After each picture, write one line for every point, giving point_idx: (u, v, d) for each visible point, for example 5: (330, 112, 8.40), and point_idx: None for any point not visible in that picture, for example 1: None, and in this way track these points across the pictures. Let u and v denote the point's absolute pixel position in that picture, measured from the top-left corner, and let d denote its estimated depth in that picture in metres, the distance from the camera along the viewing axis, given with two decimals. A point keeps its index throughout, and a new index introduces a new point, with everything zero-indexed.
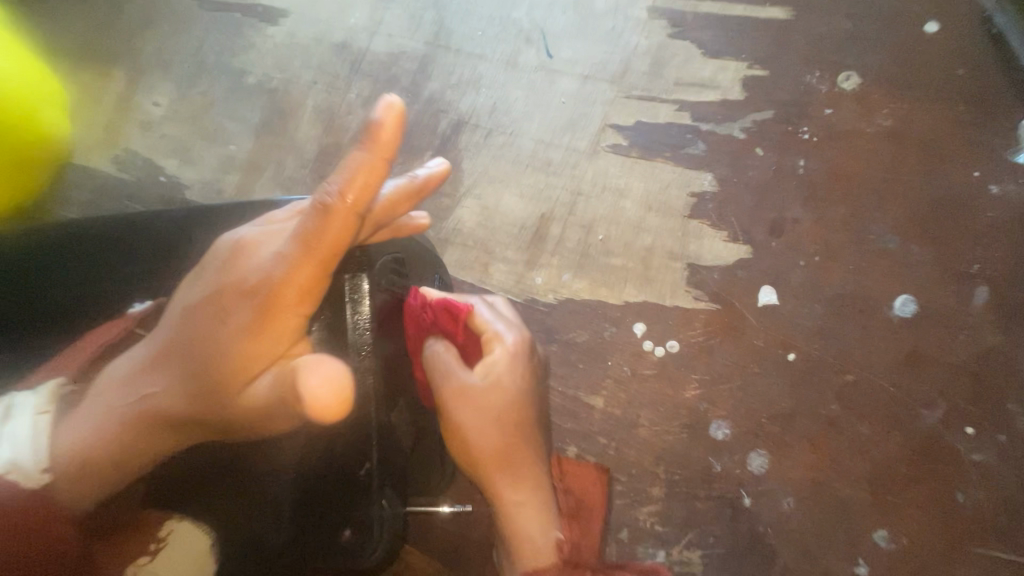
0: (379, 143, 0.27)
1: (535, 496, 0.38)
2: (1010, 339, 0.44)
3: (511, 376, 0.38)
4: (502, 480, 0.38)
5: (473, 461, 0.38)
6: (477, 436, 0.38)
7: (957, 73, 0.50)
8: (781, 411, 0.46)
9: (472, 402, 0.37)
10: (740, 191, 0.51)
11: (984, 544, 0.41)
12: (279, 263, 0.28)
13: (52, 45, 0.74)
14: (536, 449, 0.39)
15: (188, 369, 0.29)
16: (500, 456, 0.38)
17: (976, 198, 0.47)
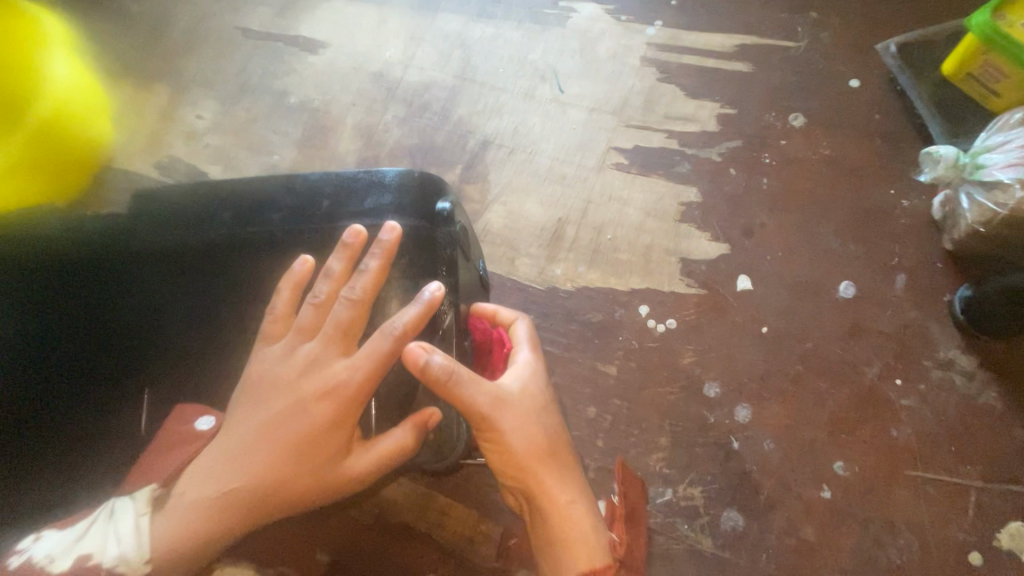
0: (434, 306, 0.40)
1: (580, 500, 0.43)
2: (924, 314, 0.58)
3: (540, 374, 0.45)
4: (546, 482, 0.42)
5: (517, 466, 0.41)
6: (518, 441, 0.41)
7: (875, 116, 0.65)
8: (758, 372, 0.58)
9: (510, 412, 0.42)
10: (718, 202, 0.64)
11: (914, 469, 0.54)
12: (366, 374, 0.39)
13: (103, 66, 0.82)
14: (571, 454, 0.44)
15: (285, 461, 0.38)
16: (540, 458, 0.42)
17: (893, 208, 0.62)
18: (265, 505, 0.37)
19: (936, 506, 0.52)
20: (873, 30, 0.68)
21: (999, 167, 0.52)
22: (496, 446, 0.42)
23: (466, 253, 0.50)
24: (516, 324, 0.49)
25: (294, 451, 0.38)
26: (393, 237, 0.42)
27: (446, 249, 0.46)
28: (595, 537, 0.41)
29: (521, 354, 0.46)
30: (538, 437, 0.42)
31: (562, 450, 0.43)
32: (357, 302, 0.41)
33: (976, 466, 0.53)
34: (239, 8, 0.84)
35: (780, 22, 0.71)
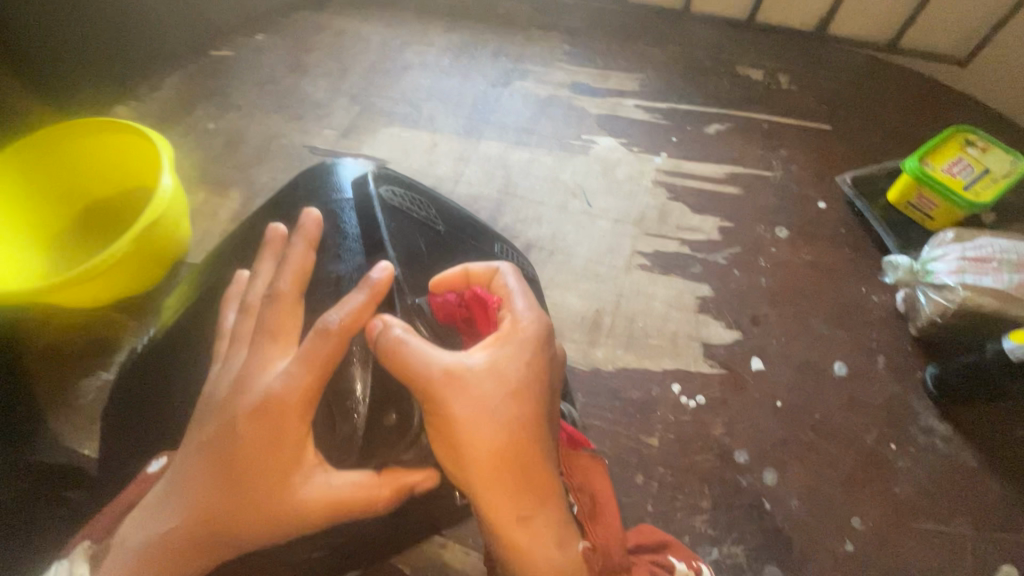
0: (378, 288, 0.47)
1: (541, 499, 0.46)
2: (905, 388, 0.70)
3: (511, 354, 0.48)
4: (504, 474, 0.46)
5: (473, 455, 0.46)
6: (474, 427, 0.46)
7: (841, 230, 0.82)
8: (778, 440, 0.68)
9: (469, 395, 0.46)
10: (728, 296, 0.78)
11: (918, 521, 0.63)
12: (300, 380, 0.45)
13: (187, 176, 0.94)
14: (540, 446, 0.47)
15: (221, 486, 0.45)
16: (499, 446, 0.46)
17: (867, 303, 0.76)
18: (208, 529, 0.45)
19: (941, 553, 0.61)
20: (832, 165, 0.88)
21: (945, 272, 0.68)
22: (449, 428, 0.46)
23: (411, 214, 0.66)
24: (504, 288, 0.53)
25: (229, 482, 0.45)
26: (315, 218, 0.54)
27: (381, 210, 0.63)
28: (553, 542, 0.46)
29: (504, 330, 0.50)
30: (496, 442, 0.46)
31: (526, 448, 0.46)
32: (281, 294, 0.49)
33: (965, 517, 0.63)
34: (306, 129, 0.99)
35: (758, 157, 0.90)
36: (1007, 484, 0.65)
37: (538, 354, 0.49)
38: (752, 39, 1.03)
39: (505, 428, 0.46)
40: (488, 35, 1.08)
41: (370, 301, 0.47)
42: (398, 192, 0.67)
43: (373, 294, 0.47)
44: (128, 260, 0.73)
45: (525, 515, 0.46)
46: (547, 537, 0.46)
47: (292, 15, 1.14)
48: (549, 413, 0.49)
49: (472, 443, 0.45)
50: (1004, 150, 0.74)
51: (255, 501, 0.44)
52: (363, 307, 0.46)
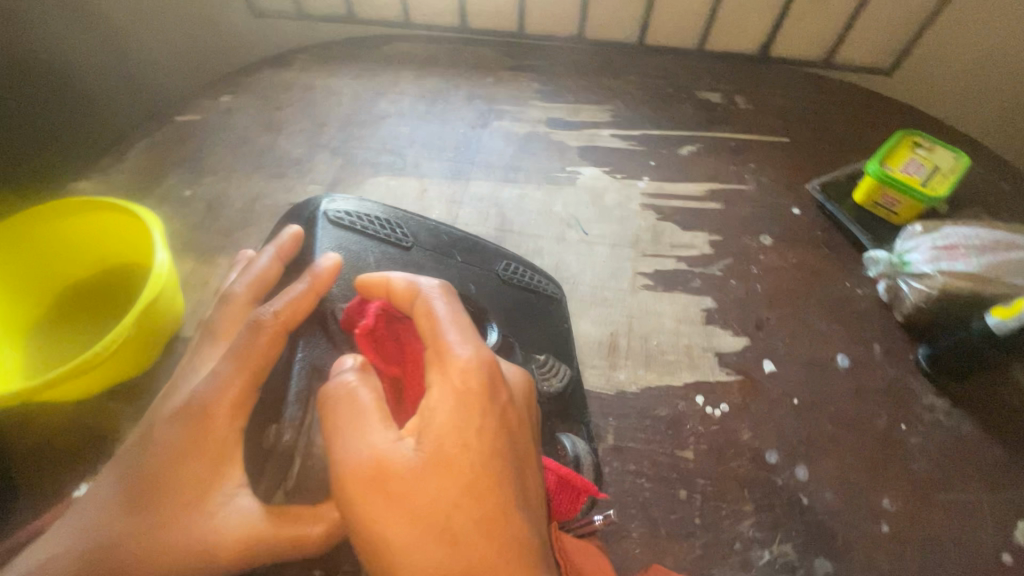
0: (319, 281, 0.58)
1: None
2: (903, 371, 0.76)
3: (453, 434, 0.47)
4: (447, 563, 0.43)
5: (412, 548, 0.44)
6: (411, 514, 0.45)
7: (817, 232, 0.88)
8: (802, 436, 0.72)
9: (403, 480, 0.45)
10: (729, 305, 0.82)
11: (940, 494, 0.68)
12: (223, 382, 0.53)
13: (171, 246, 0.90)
14: (486, 523, 0.45)
15: (145, 484, 0.51)
16: (438, 532, 0.44)
17: (855, 296, 0.82)
18: (124, 518, 0.50)
19: (966, 520, 0.66)
20: (799, 174, 0.95)
21: (922, 262, 0.75)
22: (384, 520, 0.45)
23: (367, 232, 0.70)
24: (432, 324, 0.52)
25: (155, 477, 0.51)
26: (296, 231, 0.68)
27: (324, 230, 0.68)
28: None
29: (436, 388, 0.49)
30: (447, 551, 0.44)
31: (484, 552, 0.44)
32: (235, 293, 0.64)
33: (978, 482, 0.68)
34: (289, 186, 0.97)
35: (731, 172, 0.97)
36: (1008, 446, 0.70)
37: (482, 432, 0.48)
38: (706, 64, 1.11)
39: (443, 511, 0.45)
40: (460, 80, 1.11)
41: (309, 291, 0.58)
42: (353, 210, 0.71)
43: (318, 289, 0.59)
44: (126, 342, 0.69)
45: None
46: None
47: (257, 74, 1.13)
48: (496, 483, 0.46)
49: (409, 534, 0.44)
50: (948, 148, 0.83)
51: (143, 534, 0.50)
52: (303, 292, 0.58)
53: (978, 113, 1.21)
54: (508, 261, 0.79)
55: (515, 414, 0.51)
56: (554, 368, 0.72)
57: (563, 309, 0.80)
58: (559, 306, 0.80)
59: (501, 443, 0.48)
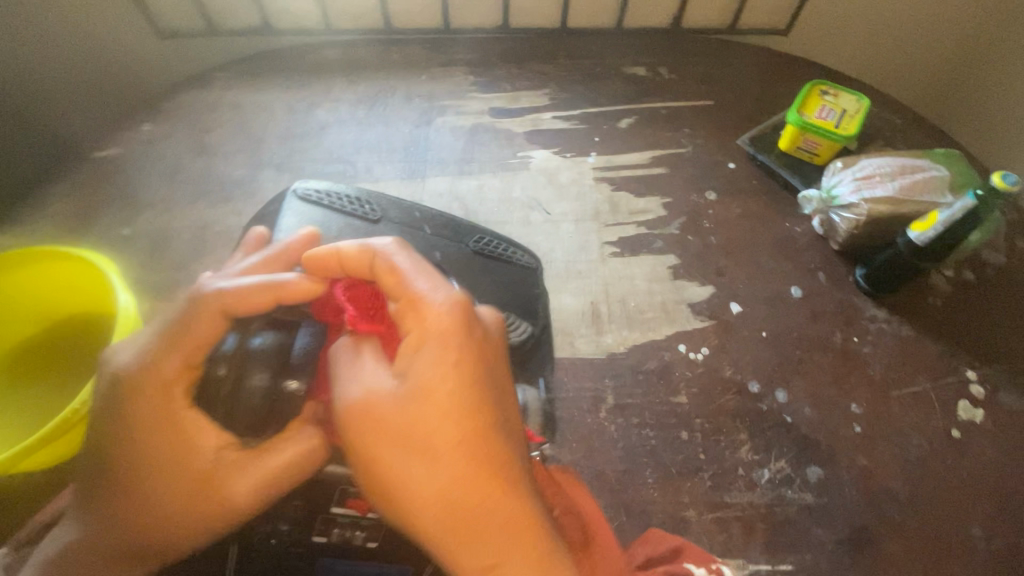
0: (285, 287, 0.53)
1: (486, 498, 0.48)
2: (847, 292, 0.85)
3: (428, 372, 0.49)
4: (440, 482, 0.48)
5: (407, 471, 0.48)
6: (402, 443, 0.48)
7: (754, 182, 0.97)
8: (776, 364, 0.80)
9: (390, 414, 0.49)
10: (692, 259, 0.89)
11: (894, 391, 0.78)
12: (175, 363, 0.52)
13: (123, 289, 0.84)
14: (472, 446, 0.48)
15: (132, 460, 0.54)
16: (429, 458, 0.48)
17: (795, 234, 0.91)
18: (121, 489, 0.54)
19: (918, 408, 0.76)
20: (728, 131, 1.04)
21: (847, 194, 0.85)
22: (378, 451, 0.49)
23: (333, 207, 0.74)
24: (398, 275, 0.53)
25: (136, 454, 0.54)
26: (316, 238, 0.62)
27: (294, 206, 0.73)
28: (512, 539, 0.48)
29: (412, 330, 0.51)
30: (435, 478, 0.48)
31: (468, 476, 0.48)
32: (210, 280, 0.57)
33: (923, 375, 0.79)
34: (238, 210, 0.93)
35: (669, 138, 1.03)
36: (941, 340, 0.82)
37: (455, 372, 0.49)
38: (627, 40, 1.17)
39: (431, 440, 0.48)
40: (393, 80, 1.11)
41: (268, 288, 0.53)
42: (323, 188, 0.76)
43: (281, 297, 0.54)
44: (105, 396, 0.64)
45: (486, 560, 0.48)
46: (503, 534, 0.48)
47: (176, 97, 1.06)
48: (478, 409, 0.49)
49: (403, 462, 0.48)
50: (850, 93, 0.95)
51: (141, 495, 0.54)
52: (262, 291, 0.53)
53: (869, 65, 1.36)
54: (479, 233, 0.80)
55: (488, 350, 0.52)
56: (513, 324, 0.72)
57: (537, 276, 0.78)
58: (534, 275, 0.78)
59: (481, 372, 0.50)
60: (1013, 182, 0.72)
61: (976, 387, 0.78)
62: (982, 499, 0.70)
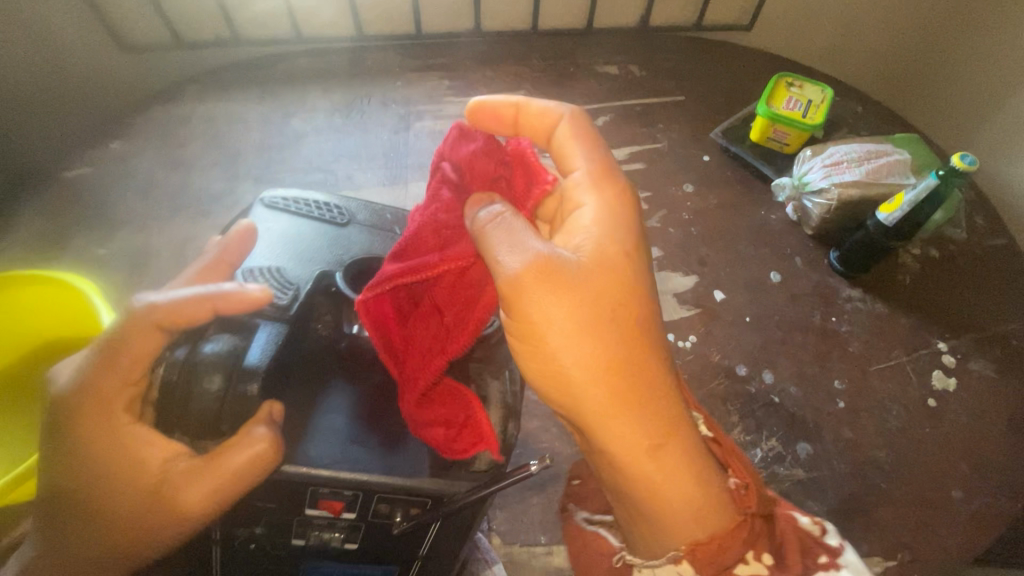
0: (221, 296, 0.51)
1: (651, 373, 0.52)
2: (823, 274, 0.89)
3: (611, 243, 0.54)
4: (620, 346, 0.51)
5: (588, 330, 0.51)
6: (584, 301, 0.51)
7: (729, 173, 1.00)
8: (761, 347, 0.82)
9: (573, 274, 0.51)
10: (674, 250, 0.91)
11: (873, 365, 0.81)
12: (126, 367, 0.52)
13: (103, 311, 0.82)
14: (643, 317, 0.53)
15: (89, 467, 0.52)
16: (611, 321, 0.51)
17: (771, 221, 0.94)
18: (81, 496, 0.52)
19: (895, 381, 0.80)
20: (701, 125, 1.07)
21: (818, 180, 0.89)
22: (561, 300, 0.50)
23: (302, 213, 0.69)
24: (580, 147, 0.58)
25: (93, 459, 0.52)
26: (252, 231, 0.60)
27: (260, 213, 0.69)
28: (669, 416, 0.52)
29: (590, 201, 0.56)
30: (614, 346, 0.51)
31: (642, 348, 0.52)
32: None
33: (898, 349, 0.83)
34: (219, 224, 0.92)
35: (645, 133, 1.06)
36: (912, 314, 0.86)
37: (636, 249, 0.55)
38: (598, 40, 1.19)
39: (612, 301, 0.52)
40: (369, 87, 1.10)
41: (201, 299, 0.50)
42: (293, 194, 0.72)
43: (219, 308, 0.51)
44: None
45: (655, 436, 0.51)
46: (662, 412, 0.52)
47: (146, 112, 1.04)
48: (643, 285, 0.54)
49: (586, 316, 0.51)
50: (814, 84, 0.99)
51: (101, 500, 0.52)
52: (197, 302, 0.50)
53: (832, 55, 1.41)
54: None
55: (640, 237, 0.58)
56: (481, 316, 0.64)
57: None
58: None
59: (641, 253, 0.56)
60: (971, 162, 0.75)
61: (947, 357, 0.82)
62: (960, 463, 0.74)
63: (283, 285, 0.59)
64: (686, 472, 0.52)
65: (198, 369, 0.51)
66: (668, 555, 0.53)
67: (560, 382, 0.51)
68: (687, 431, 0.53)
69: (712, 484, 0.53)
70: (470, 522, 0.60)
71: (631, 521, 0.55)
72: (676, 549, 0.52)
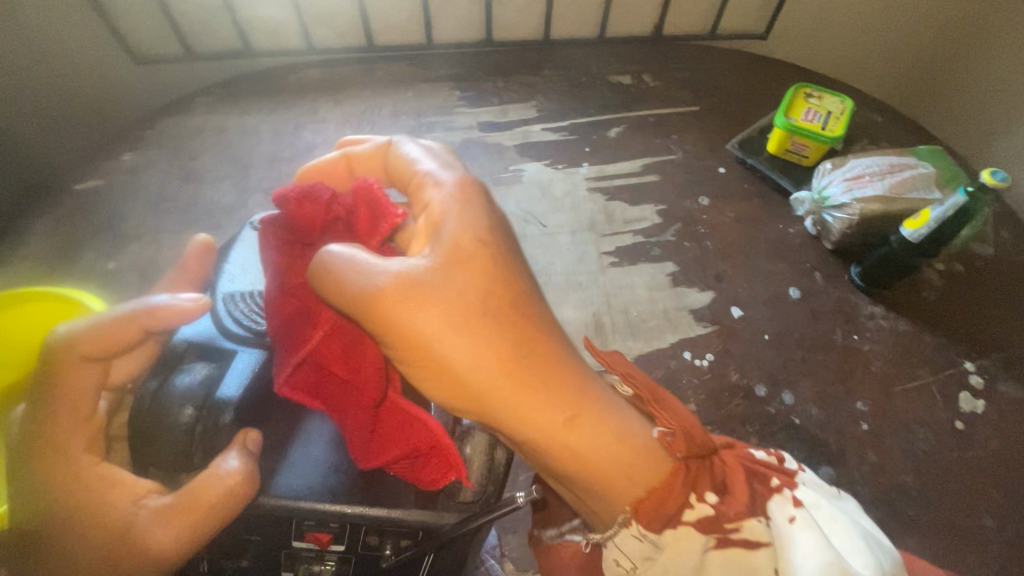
0: (148, 314, 0.52)
1: (542, 355, 0.51)
2: (843, 290, 0.87)
3: (463, 234, 0.52)
4: (496, 338, 0.50)
5: (460, 335, 0.49)
6: (450, 306, 0.49)
7: (745, 186, 0.98)
8: (780, 365, 0.80)
9: (431, 281, 0.49)
10: (689, 264, 0.90)
11: (897, 385, 0.79)
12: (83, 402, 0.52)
13: None
14: (514, 299, 0.51)
15: (55, 504, 0.50)
16: (481, 317, 0.50)
17: (788, 235, 0.92)
18: (40, 541, 0.50)
19: (921, 402, 0.78)
20: (717, 136, 1.05)
21: (839, 194, 0.87)
22: (427, 315, 0.48)
23: None
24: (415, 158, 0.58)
25: (58, 502, 0.50)
26: (209, 244, 0.64)
27: (249, 237, 0.65)
28: (575, 393, 0.52)
29: (436, 196, 0.54)
30: (496, 336, 0.50)
31: (519, 331, 0.51)
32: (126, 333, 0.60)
33: (923, 368, 0.80)
34: (228, 236, 0.91)
35: (659, 144, 1.04)
36: (937, 332, 0.83)
37: (489, 231, 0.53)
38: (611, 49, 1.18)
39: (479, 297, 0.50)
40: (380, 98, 1.10)
41: (128, 320, 0.52)
42: None
43: (146, 326, 0.53)
44: None
45: (569, 411, 0.51)
46: (562, 394, 0.51)
47: (157, 124, 1.04)
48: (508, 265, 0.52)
49: (453, 324, 0.49)
50: (833, 95, 0.97)
51: (65, 548, 0.50)
52: (124, 323, 0.52)
53: (848, 64, 1.39)
54: None
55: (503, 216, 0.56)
56: None
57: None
58: None
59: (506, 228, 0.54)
60: (1002, 178, 0.73)
61: (975, 378, 0.80)
62: (990, 489, 0.71)
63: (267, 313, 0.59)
64: (621, 439, 0.53)
65: (168, 402, 0.52)
66: (618, 521, 0.54)
67: (454, 389, 0.50)
68: (600, 397, 0.53)
69: (638, 439, 0.54)
70: (460, 555, 0.58)
71: (580, 498, 0.56)
72: (625, 513, 0.53)
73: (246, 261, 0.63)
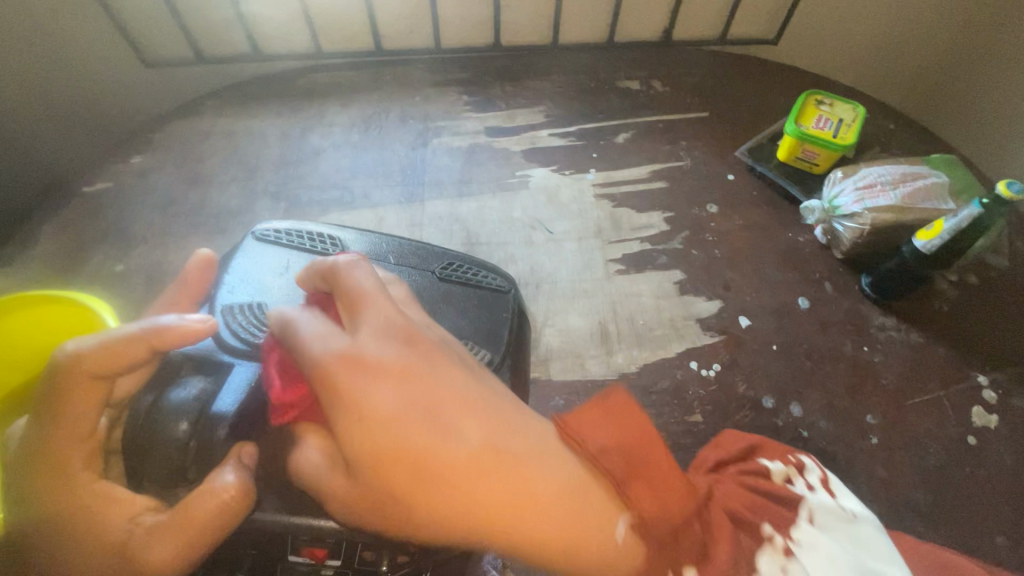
0: (158, 333, 0.53)
1: (482, 514, 0.47)
2: (854, 300, 0.85)
3: (371, 413, 0.48)
4: (427, 510, 0.47)
5: (399, 518, 0.48)
6: (380, 495, 0.47)
7: (755, 194, 0.97)
8: (788, 376, 0.79)
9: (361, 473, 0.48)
10: (697, 273, 0.89)
11: (909, 399, 0.77)
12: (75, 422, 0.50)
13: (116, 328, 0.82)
14: (437, 464, 0.47)
15: (48, 520, 0.50)
16: (412, 497, 0.47)
17: (798, 244, 0.91)
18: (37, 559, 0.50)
19: (933, 417, 0.76)
20: (726, 142, 1.04)
21: (850, 204, 0.85)
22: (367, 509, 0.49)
23: (292, 246, 0.72)
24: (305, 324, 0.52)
25: (50, 520, 0.50)
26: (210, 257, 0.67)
27: (252, 246, 0.72)
28: (530, 537, 0.48)
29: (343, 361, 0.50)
30: (433, 508, 0.47)
31: (449, 498, 0.47)
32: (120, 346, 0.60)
33: (935, 382, 0.79)
34: (235, 241, 0.92)
35: (667, 151, 1.03)
36: (950, 345, 0.82)
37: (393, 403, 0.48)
38: (619, 54, 1.17)
39: (403, 481, 0.47)
40: (387, 103, 1.10)
41: (134, 338, 0.52)
42: (284, 225, 0.75)
43: (154, 344, 0.53)
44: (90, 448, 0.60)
45: (522, 552, 0.48)
46: (511, 542, 0.48)
47: (166, 127, 1.05)
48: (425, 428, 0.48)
49: (391, 511, 0.48)
50: (845, 102, 0.96)
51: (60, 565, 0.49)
52: (129, 341, 0.51)
53: (859, 70, 1.38)
54: (450, 258, 0.75)
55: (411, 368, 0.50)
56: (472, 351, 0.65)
57: (509, 301, 0.72)
58: (505, 301, 0.72)
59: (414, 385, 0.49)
60: (1018, 190, 0.72)
61: (988, 392, 0.78)
62: (1003, 508, 0.70)
63: (261, 323, 0.63)
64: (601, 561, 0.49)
65: (165, 413, 0.53)
66: None
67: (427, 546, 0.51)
68: (552, 527, 0.48)
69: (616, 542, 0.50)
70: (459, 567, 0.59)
71: None
72: None
73: (246, 269, 0.69)
